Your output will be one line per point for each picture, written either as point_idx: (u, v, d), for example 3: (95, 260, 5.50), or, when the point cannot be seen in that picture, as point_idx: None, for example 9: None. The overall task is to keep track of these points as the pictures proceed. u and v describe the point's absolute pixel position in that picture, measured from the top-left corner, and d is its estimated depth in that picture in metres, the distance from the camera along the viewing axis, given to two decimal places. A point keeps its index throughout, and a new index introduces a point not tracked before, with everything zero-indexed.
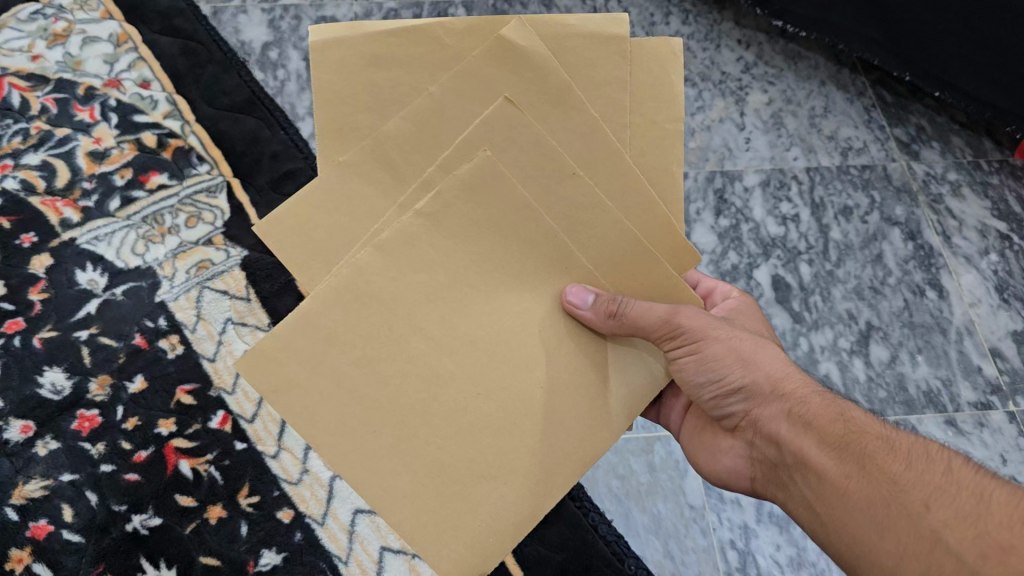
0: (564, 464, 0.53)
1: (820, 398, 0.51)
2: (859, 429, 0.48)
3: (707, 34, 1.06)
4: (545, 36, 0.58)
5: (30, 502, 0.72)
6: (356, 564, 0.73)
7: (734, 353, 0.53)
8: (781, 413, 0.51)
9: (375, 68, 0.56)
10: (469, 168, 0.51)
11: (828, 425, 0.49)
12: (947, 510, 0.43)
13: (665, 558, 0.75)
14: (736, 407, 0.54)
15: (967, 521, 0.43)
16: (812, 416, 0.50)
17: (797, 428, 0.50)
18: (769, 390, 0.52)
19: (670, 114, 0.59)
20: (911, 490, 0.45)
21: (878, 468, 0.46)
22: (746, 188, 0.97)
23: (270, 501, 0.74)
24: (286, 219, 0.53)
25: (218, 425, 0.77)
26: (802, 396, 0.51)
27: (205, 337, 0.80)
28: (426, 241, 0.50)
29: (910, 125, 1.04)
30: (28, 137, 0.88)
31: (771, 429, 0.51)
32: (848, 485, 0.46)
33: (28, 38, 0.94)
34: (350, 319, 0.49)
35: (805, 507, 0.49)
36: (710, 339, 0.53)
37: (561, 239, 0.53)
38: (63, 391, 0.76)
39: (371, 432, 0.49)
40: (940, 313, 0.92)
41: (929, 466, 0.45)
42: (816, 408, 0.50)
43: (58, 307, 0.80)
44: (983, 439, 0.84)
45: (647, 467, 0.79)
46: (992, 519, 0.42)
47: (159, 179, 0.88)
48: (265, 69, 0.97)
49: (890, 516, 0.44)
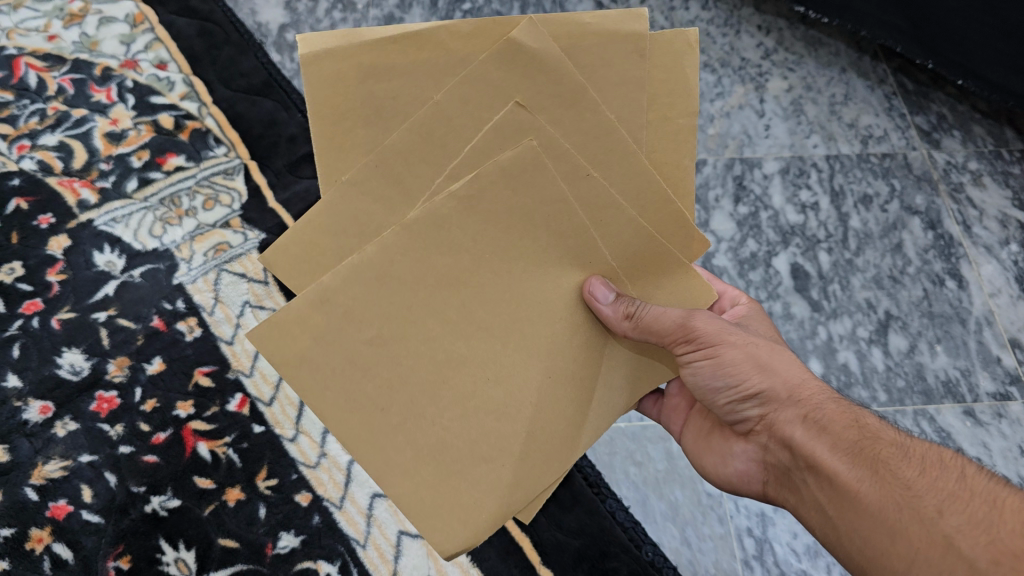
0: (560, 450, 0.56)
1: (835, 405, 0.52)
2: (873, 435, 0.50)
3: (727, 19, 1.06)
4: (567, 36, 0.55)
5: (49, 482, 0.72)
6: (374, 548, 0.73)
7: (751, 358, 0.54)
8: (797, 418, 0.52)
9: (372, 79, 0.55)
10: (512, 154, 0.51)
11: (842, 431, 0.51)
12: (960, 516, 0.45)
13: (681, 544, 0.75)
14: (752, 412, 0.55)
15: (979, 527, 0.44)
16: (827, 421, 0.51)
17: (811, 433, 0.51)
18: (785, 395, 0.53)
19: (685, 109, 0.57)
20: (924, 497, 0.46)
21: (892, 473, 0.48)
22: (766, 175, 0.96)
23: (289, 484, 0.74)
24: (292, 246, 0.55)
25: (236, 408, 0.76)
26: (818, 403, 0.53)
27: (223, 320, 0.80)
28: (457, 225, 0.51)
29: (931, 113, 1.03)
30: (44, 117, 0.88)
31: (785, 434, 0.52)
32: (861, 488, 0.48)
33: (45, 18, 0.94)
34: (368, 295, 0.51)
35: (816, 510, 0.50)
36: (727, 344, 0.54)
37: (591, 237, 0.54)
38: (82, 372, 0.76)
39: (380, 410, 0.52)
40: (959, 303, 0.91)
41: (942, 474, 0.47)
42: (832, 413, 0.51)
43: (76, 288, 0.80)
44: (1002, 430, 0.84)
45: (665, 454, 0.78)
46: (1005, 526, 0.44)
47: (176, 161, 0.87)
48: (282, 52, 0.97)
49: (902, 521, 0.46)
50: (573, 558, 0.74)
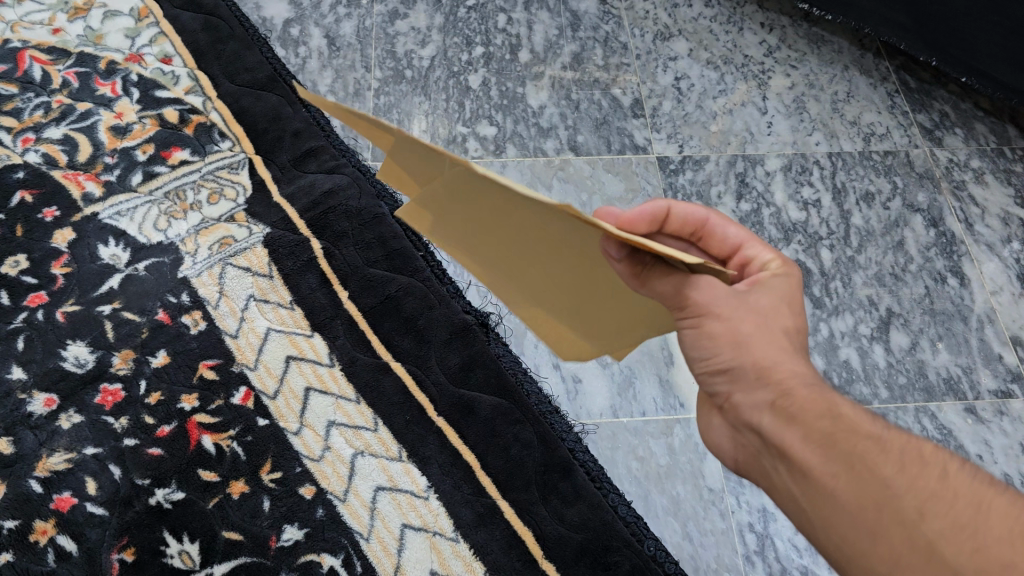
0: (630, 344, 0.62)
1: (811, 389, 0.44)
2: (849, 425, 0.42)
3: (730, 17, 1.08)
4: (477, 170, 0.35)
5: (54, 475, 0.71)
6: (378, 540, 0.71)
7: (731, 333, 0.46)
8: (765, 404, 0.44)
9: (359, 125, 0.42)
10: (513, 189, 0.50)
11: (814, 421, 0.43)
12: (945, 518, 0.39)
13: (683, 539, 0.76)
14: (721, 387, 0.48)
15: (965, 532, 0.38)
16: (798, 409, 0.43)
17: (780, 421, 0.44)
18: (754, 377, 0.45)
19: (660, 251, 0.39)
20: (902, 496, 0.40)
21: (868, 468, 0.41)
22: (768, 172, 0.96)
23: (293, 477, 0.73)
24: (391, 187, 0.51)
25: (241, 401, 0.76)
26: (790, 386, 0.44)
27: (228, 313, 0.80)
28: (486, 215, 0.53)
29: (934, 111, 1.03)
30: (49, 111, 0.88)
31: (750, 417, 0.45)
32: (835, 484, 0.41)
33: (50, 12, 0.96)
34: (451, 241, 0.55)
35: (790, 499, 0.44)
36: (712, 315, 0.46)
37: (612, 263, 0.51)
38: (86, 364, 0.76)
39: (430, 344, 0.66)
40: (961, 300, 0.91)
41: (923, 471, 0.40)
42: (805, 399, 0.43)
43: (81, 281, 0.80)
44: (1003, 427, 0.84)
45: (667, 449, 0.80)
46: (992, 530, 0.38)
47: (182, 155, 0.88)
48: (287, 46, 0.99)
49: (881, 522, 0.40)
50: (576, 552, 0.72)
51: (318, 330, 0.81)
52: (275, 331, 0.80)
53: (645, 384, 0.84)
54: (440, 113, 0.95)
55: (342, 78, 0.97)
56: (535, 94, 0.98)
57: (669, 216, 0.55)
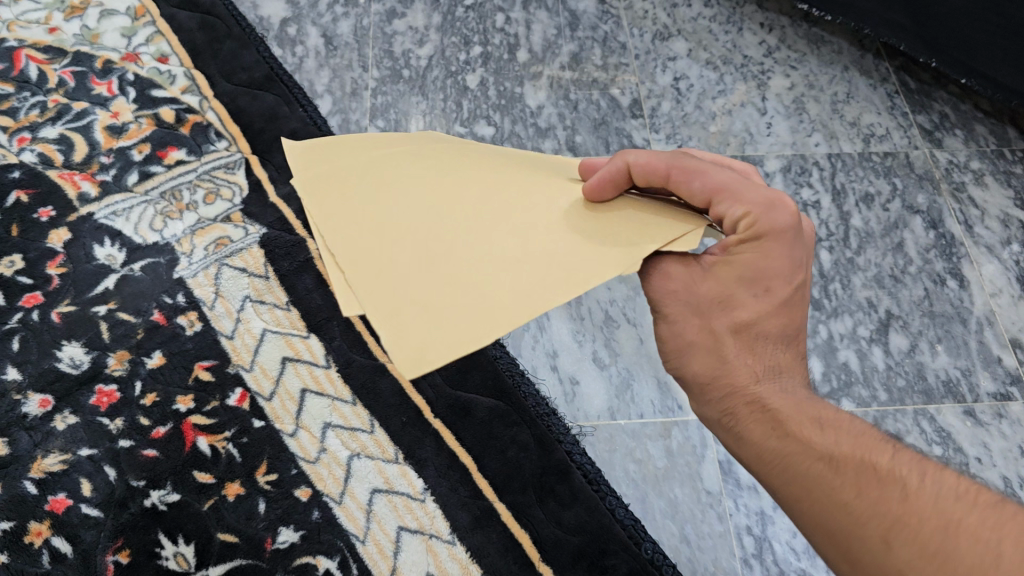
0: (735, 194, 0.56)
1: (751, 404, 0.48)
2: (797, 447, 0.45)
3: (729, 17, 1.08)
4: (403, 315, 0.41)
5: (48, 476, 0.71)
6: (373, 543, 0.71)
7: (679, 338, 0.50)
8: (716, 419, 0.50)
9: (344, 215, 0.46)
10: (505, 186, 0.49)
11: (762, 441, 0.47)
12: (912, 546, 0.39)
13: (681, 542, 0.75)
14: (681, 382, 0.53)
15: (933, 561, 0.38)
16: (744, 430, 0.48)
17: (735, 440, 0.49)
18: (698, 392, 0.51)
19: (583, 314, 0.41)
20: (865, 522, 0.41)
21: (827, 494, 0.42)
22: (767, 172, 0.96)
23: (288, 479, 0.73)
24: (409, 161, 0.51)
25: (236, 403, 0.76)
26: (733, 403, 0.48)
27: (223, 314, 0.80)
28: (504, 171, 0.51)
29: (933, 113, 1.03)
30: (45, 110, 0.88)
31: (716, 433, 0.51)
32: (802, 508, 0.44)
33: (46, 11, 0.95)
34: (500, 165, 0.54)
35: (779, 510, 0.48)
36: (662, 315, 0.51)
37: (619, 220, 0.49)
38: (82, 365, 0.76)
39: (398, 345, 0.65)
40: (961, 303, 0.91)
41: (882, 492, 0.41)
42: (749, 420, 0.47)
43: (76, 281, 0.80)
44: (1003, 430, 0.84)
45: (665, 451, 0.79)
46: (959, 556, 0.37)
47: (177, 155, 0.88)
48: (284, 45, 0.98)
49: (853, 550, 0.41)
50: (572, 556, 0.72)
51: (314, 331, 0.80)
52: (270, 332, 0.80)
53: (643, 386, 0.83)
54: (437, 114, 0.95)
55: (340, 77, 0.96)
56: (533, 94, 0.98)
57: (632, 172, 0.48)
